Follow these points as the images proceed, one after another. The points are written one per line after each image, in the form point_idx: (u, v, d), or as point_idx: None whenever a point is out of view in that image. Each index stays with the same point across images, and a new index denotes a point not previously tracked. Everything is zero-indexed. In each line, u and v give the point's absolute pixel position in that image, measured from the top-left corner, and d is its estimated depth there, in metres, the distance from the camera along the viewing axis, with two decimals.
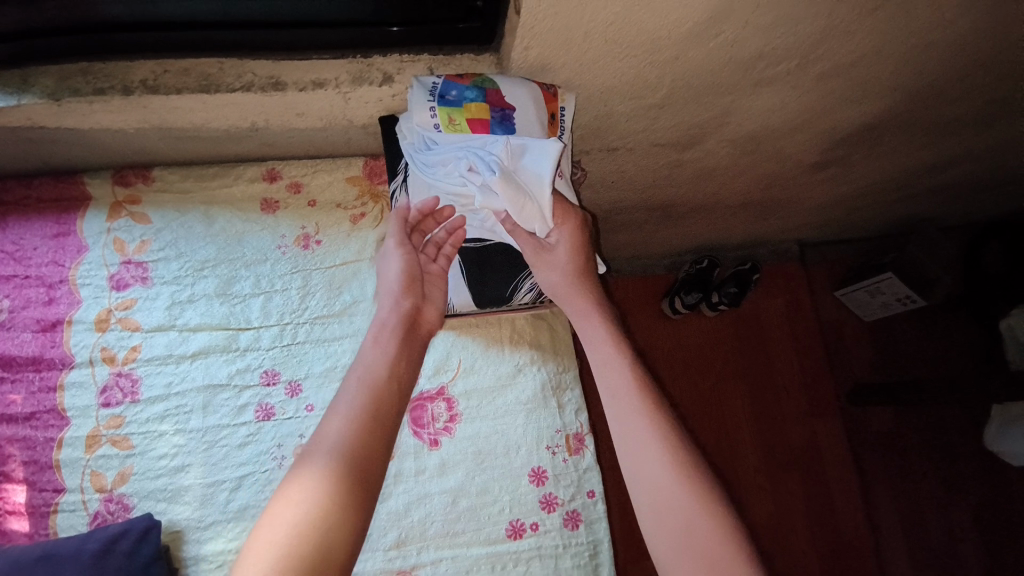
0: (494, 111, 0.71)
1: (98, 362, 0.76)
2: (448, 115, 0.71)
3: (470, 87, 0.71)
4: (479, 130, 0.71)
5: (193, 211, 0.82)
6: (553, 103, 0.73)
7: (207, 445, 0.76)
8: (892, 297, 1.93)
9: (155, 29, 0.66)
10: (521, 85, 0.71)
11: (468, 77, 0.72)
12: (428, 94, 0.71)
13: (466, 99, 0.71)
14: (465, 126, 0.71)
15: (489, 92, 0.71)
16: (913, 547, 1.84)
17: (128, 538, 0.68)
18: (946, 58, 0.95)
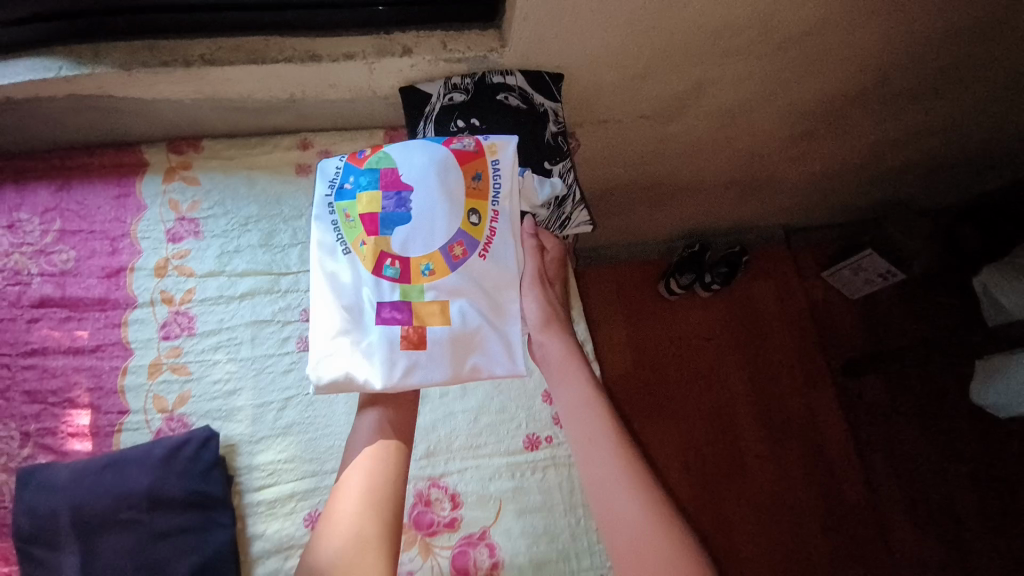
0: (389, 198, 0.82)
1: (159, 302, 0.87)
2: (346, 209, 0.82)
3: (368, 170, 0.83)
4: (371, 225, 0.81)
5: (239, 175, 0.95)
6: (473, 160, 0.84)
7: (257, 372, 0.86)
8: (874, 274, 2.05)
9: (215, 10, 0.79)
10: (424, 157, 0.83)
11: (365, 158, 0.83)
12: (329, 183, 0.83)
13: (361, 190, 0.82)
14: (361, 216, 0.81)
15: (385, 171, 0.83)
16: (913, 512, 1.89)
17: (190, 445, 0.77)
18: (887, 29, 1.09)
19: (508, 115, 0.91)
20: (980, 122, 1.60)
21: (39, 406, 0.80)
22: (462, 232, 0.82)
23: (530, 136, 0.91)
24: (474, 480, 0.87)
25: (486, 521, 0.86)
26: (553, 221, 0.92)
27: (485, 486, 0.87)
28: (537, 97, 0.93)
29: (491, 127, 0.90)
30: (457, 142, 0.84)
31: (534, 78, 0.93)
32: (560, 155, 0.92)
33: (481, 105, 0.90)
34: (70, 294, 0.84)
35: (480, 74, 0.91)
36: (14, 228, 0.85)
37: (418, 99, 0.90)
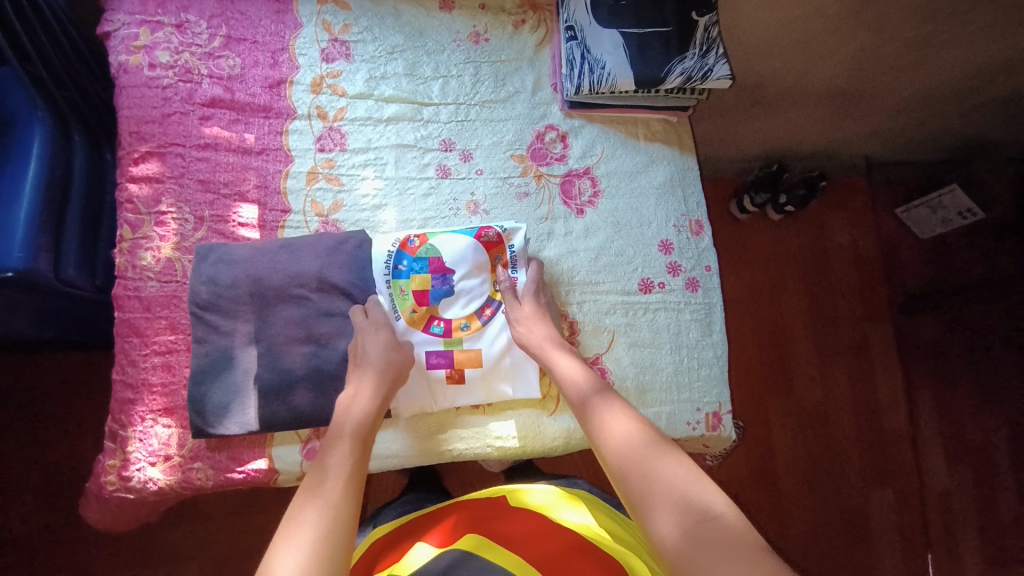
0: (435, 278, 0.87)
1: (314, 117, 0.93)
2: (400, 286, 0.86)
3: (416, 257, 0.87)
4: (422, 299, 0.86)
5: (387, 5, 0.98)
6: (496, 246, 0.90)
7: (399, 192, 0.92)
8: (953, 212, 2.01)
9: None
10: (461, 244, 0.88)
11: (415, 247, 0.87)
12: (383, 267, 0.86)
13: (413, 271, 0.86)
14: (414, 294, 0.86)
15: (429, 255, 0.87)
16: (949, 447, 1.94)
17: (352, 242, 0.86)
18: None
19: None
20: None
21: (212, 196, 0.87)
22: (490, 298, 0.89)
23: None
24: (592, 312, 0.93)
25: (599, 349, 0.92)
26: (695, 70, 0.91)
27: (601, 319, 0.93)
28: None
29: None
30: (485, 234, 0.89)
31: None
32: (709, 6, 0.93)
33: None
34: (237, 97, 0.90)
35: None
36: (184, 28, 0.91)
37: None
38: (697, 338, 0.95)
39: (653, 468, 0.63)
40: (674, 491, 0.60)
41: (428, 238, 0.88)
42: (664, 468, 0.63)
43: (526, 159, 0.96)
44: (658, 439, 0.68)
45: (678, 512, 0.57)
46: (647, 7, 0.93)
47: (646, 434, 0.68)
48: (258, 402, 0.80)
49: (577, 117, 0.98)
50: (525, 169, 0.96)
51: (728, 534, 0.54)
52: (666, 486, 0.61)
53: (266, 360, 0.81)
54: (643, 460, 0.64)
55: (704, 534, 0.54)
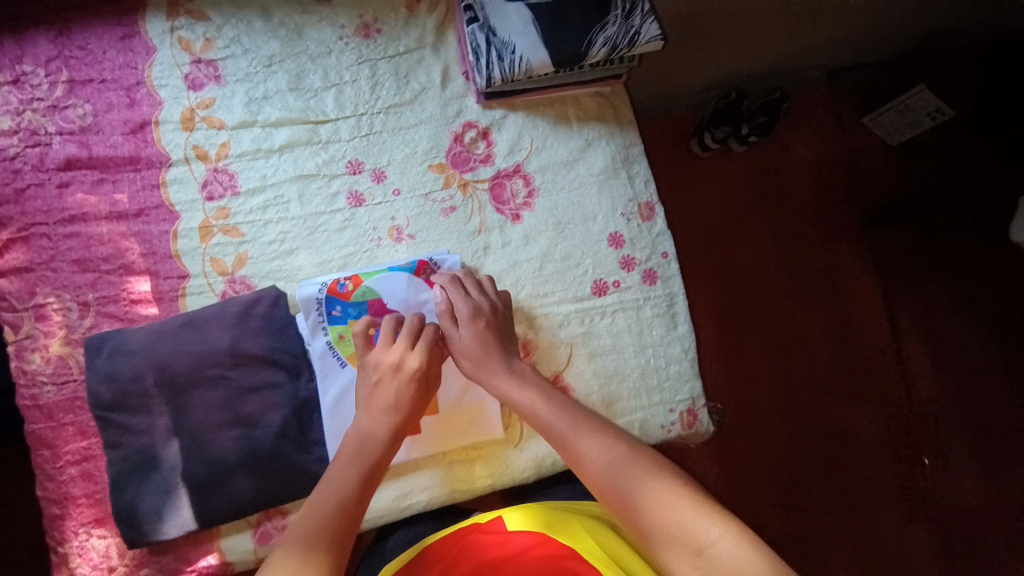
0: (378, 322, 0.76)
1: (194, 159, 0.79)
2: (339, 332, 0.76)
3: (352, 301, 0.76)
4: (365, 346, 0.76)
5: (250, 6, 0.82)
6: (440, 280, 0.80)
7: (309, 232, 0.81)
8: (921, 113, 1.77)
9: None
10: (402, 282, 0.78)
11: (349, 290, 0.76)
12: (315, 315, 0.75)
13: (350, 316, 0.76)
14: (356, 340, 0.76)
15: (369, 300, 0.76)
16: (941, 370, 1.56)
17: (263, 304, 0.75)
18: None
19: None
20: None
21: (93, 275, 0.76)
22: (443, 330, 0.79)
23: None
24: (545, 327, 0.85)
25: (558, 366, 0.85)
26: (621, 36, 0.78)
27: (556, 333, 0.86)
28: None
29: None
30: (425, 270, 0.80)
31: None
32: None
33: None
34: (96, 153, 0.77)
35: None
36: (22, 83, 0.76)
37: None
38: (660, 334, 0.88)
39: (633, 492, 0.61)
40: (657, 513, 0.59)
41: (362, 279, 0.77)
42: (639, 490, 0.61)
43: (446, 167, 0.85)
44: (620, 453, 0.64)
45: (667, 535, 0.57)
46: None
47: (608, 454, 0.64)
48: (192, 500, 0.72)
49: (498, 107, 0.86)
50: (446, 180, 0.85)
51: (720, 541, 0.55)
52: (647, 510, 0.59)
53: (190, 453, 0.72)
54: (619, 490, 0.62)
55: (699, 551, 0.55)
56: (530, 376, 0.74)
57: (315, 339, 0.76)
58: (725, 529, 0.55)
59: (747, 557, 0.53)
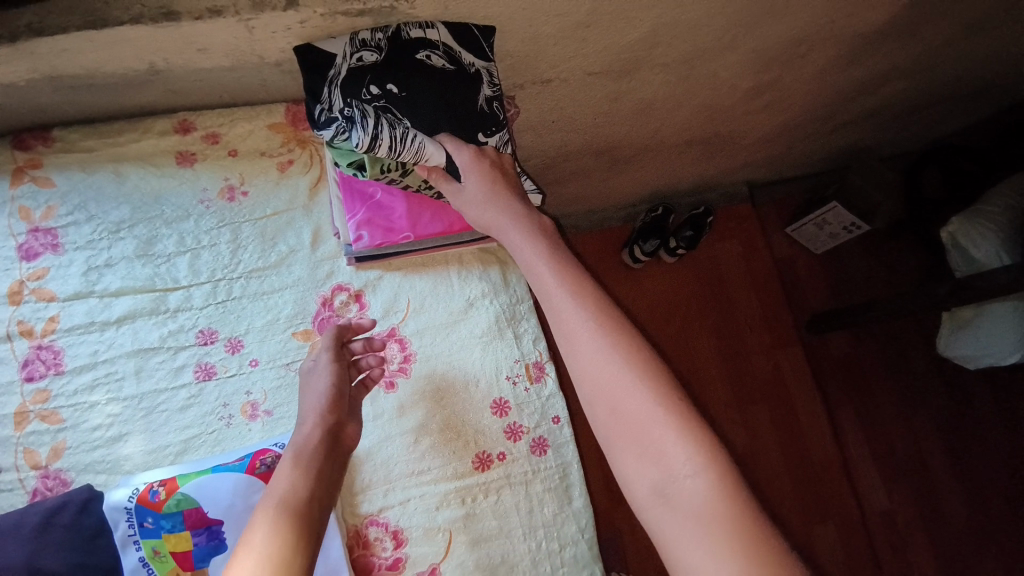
0: (198, 534, 0.64)
1: (16, 336, 0.71)
2: (151, 546, 0.64)
3: (166, 512, 0.64)
4: (184, 563, 0.64)
5: (103, 170, 0.77)
6: None
7: (146, 412, 0.72)
8: (838, 227, 1.86)
9: None
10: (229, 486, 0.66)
11: (162, 501, 0.64)
12: (122, 528, 0.64)
13: (165, 529, 0.64)
14: (173, 556, 0.64)
15: (188, 509, 0.64)
16: (881, 460, 1.83)
17: (69, 510, 0.63)
18: None
19: (429, 81, 0.73)
20: (966, 55, 1.42)
21: None
22: None
23: (458, 106, 0.74)
24: (419, 513, 0.75)
25: (434, 557, 0.74)
26: None
27: (432, 519, 0.76)
28: (463, 53, 0.76)
29: (412, 97, 0.72)
30: (262, 461, 0.68)
31: (459, 32, 0.76)
32: (497, 124, 0.78)
33: (396, 68, 0.72)
34: None
35: (392, 29, 0.73)
36: None
37: (319, 61, 0.72)
38: (552, 513, 0.79)
39: (618, 401, 0.57)
40: (644, 437, 0.55)
41: (179, 484, 0.65)
42: (630, 404, 0.56)
43: (312, 334, 0.78)
44: (625, 343, 0.58)
45: (649, 455, 0.55)
46: (423, 136, 0.72)
47: (615, 348, 0.58)
48: None
49: (372, 268, 0.82)
50: (312, 348, 0.78)
51: (700, 495, 0.52)
52: (632, 431, 0.56)
53: None
54: (608, 398, 0.57)
55: (674, 493, 0.53)
56: (544, 238, 0.70)
57: (126, 554, 0.64)
58: (712, 483, 0.52)
59: (719, 527, 0.50)
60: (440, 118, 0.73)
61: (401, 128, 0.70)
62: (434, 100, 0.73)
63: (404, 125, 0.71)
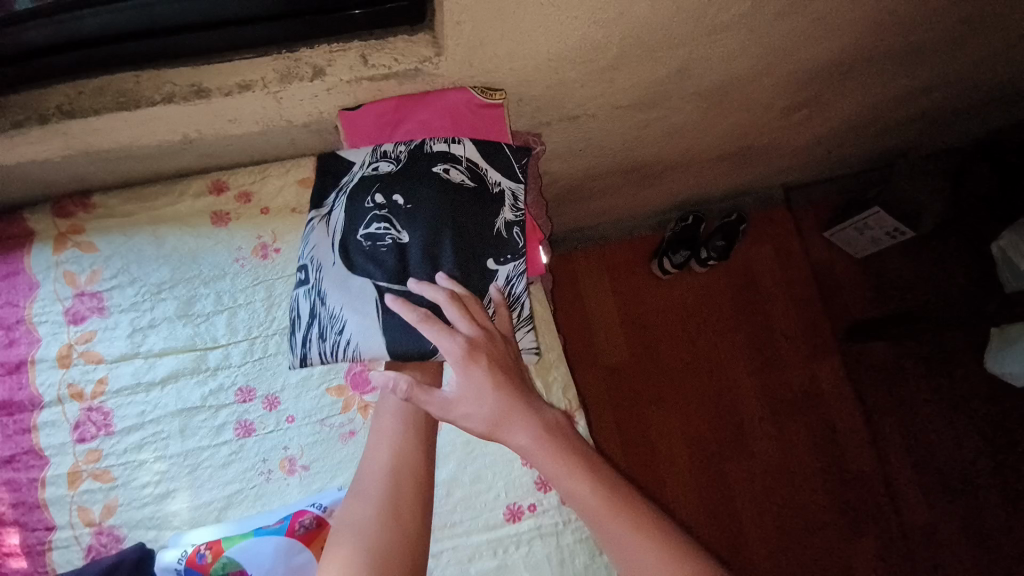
0: None
1: (67, 398, 0.75)
2: None
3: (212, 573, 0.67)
4: None
5: (140, 233, 0.80)
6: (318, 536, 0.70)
7: (192, 468, 0.75)
8: (880, 233, 1.79)
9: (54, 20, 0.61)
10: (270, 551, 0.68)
11: (207, 563, 0.67)
12: None
13: None
14: None
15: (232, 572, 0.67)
16: (923, 476, 1.77)
17: (123, 570, 0.68)
18: None
19: (441, 193, 0.73)
20: (1022, 57, 1.33)
21: None
22: None
23: (467, 221, 0.73)
24: (453, 564, 0.77)
25: None
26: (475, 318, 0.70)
27: (465, 570, 0.77)
28: (489, 171, 0.76)
29: (417, 207, 0.72)
30: (300, 522, 0.69)
31: (489, 151, 0.77)
32: (514, 252, 0.73)
33: (414, 181, 0.73)
34: None
35: (418, 143, 0.76)
36: None
37: (335, 167, 0.76)
38: (584, 565, 0.79)
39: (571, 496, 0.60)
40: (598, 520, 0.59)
41: (225, 547, 0.67)
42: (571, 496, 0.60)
43: (345, 389, 0.80)
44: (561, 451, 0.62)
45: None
46: (416, 251, 0.70)
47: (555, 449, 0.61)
48: None
49: None
50: (346, 403, 0.80)
51: None
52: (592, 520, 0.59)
53: None
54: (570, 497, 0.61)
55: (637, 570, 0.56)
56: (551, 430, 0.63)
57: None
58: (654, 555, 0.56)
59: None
60: (441, 234, 0.71)
61: (393, 244, 0.70)
62: (438, 217, 0.71)
63: (398, 240, 0.71)
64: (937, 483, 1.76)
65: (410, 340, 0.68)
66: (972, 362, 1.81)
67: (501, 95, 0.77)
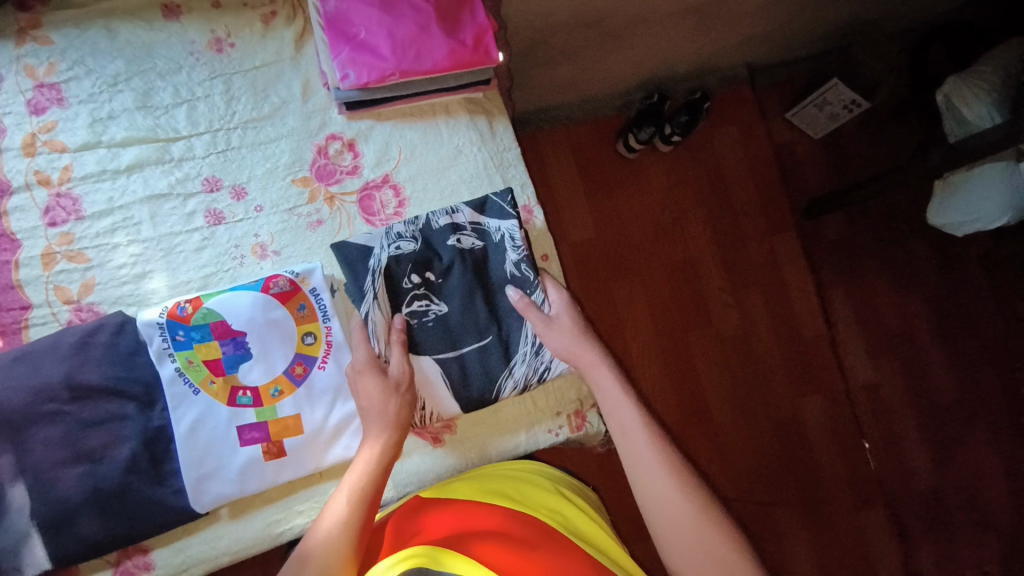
0: (225, 345, 0.72)
1: (34, 185, 0.76)
2: (185, 356, 0.71)
3: (195, 325, 0.71)
4: (216, 368, 0.72)
5: (94, 26, 0.79)
6: (293, 296, 0.74)
7: (166, 252, 0.78)
8: (839, 106, 1.83)
9: None
10: (248, 305, 0.72)
11: (189, 314, 0.71)
12: (158, 341, 0.71)
13: (195, 340, 0.71)
14: (205, 363, 0.71)
15: (214, 324, 0.72)
16: (869, 334, 1.91)
17: (105, 331, 0.72)
18: None
19: (467, 269, 0.78)
20: None
21: None
22: (299, 354, 0.74)
23: (492, 282, 0.79)
24: None
25: None
26: (531, 373, 0.79)
27: None
28: (490, 222, 0.80)
29: (446, 283, 0.77)
30: (273, 283, 0.73)
31: (482, 203, 0.80)
32: (533, 285, 0.80)
33: (432, 258, 0.77)
34: None
35: (423, 219, 0.78)
36: None
37: (355, 256, 0.75)
38: None
39: (652, 491, 0.70)
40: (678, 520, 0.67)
41: (204, 301, 0.72)
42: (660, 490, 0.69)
43: (310, 181, 0.82)
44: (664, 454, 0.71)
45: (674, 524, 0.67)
46: (459, 319, 0.77)
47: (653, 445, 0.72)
48: (46, 538, 0.68)
49: (362, 118, 0.85)
50: (311, 194, 0.82)
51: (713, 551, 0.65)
52: (678, 529, 0.67)
53: (35, 493, 0.68)
54: (643, 480, 0.71)
55: (688, 545, 0.66)
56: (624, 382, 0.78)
57: (162, 365, 0.71)
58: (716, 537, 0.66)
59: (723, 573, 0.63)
60: (473, 298, 0.77)
61: (436, 318, 0.76)
62: (466, 284, 0.77)
63: (439, 312, 0.77)
64: (882, 340, 1.91)
65: (475, 391, 0.77)
66: (916, 228, 1.94)
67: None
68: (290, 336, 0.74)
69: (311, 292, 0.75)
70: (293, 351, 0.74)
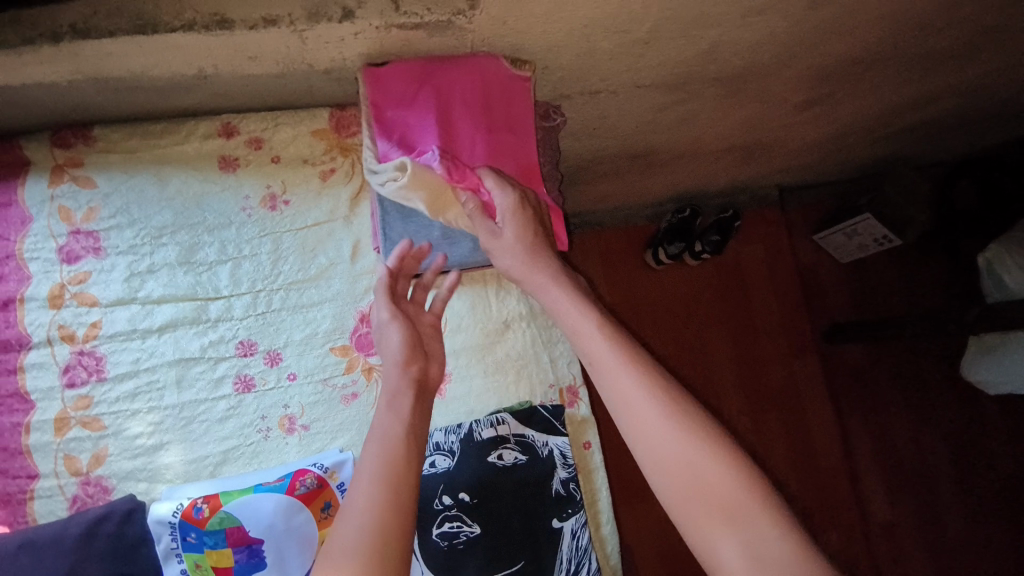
0: (239, 552, 0.64)
1: (57, 340, 0.71)
2: (194, 559, 0.64)
3: (209, 528, 0.64)
4: None
5: (142, 173, 0.76)
6: (319, 495, 0.68)
7: (185, 423, 0.72)
8: (869, 239, 1.77)
9: None
10: (269, 508, 0.66)
11: (205, 517, 0.64)
12: (167, 541, 0.64)
13: (207, 544, 0.64)
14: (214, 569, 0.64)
15: (230, 528, 0.64)
16: (888, 474, 1.81)
17: (112, 520, 0.65)
18: None
19: (507, 489, 0.76)
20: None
21: None
22: (318, 562, 0.67)
23: (532, 503, 0.76)
24: None
25: None
26: None
27: None
28: (535, 434, 0.79)
29: (484, 503, 0.75)
30: (301, 482, 0.68)
31: (529, 414, 0.80)
32: (575, 504, 0.78)
33: (469, 475, 0.75)
34: None
35: (466, 430, 0.77)
36: None
37: None
38: None
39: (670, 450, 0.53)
40: (713, 505, 0.50)
41: (223, 502, 0.65)
42: (688, 460, 0.52)
43: (349, 350, 0.78)
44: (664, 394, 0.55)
45: (698, 499, 0.51)
46: (496, 544, 0.74)
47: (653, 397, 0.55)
48: None
49: None
50: (349, 364, 0.77)
51: (756, 537, 0.48)
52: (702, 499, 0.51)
53: None
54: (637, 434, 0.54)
55: (728, 536, 0.49)
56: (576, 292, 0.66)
57: (168, 566, 0.64)
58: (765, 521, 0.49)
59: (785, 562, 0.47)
60: (508, 522, 0.75)
61: (467, 541, 0.73)
62: (502, 508, 0.75)
63: (471, 535, 0.74)
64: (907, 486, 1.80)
65: None
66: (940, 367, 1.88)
67: (530, 67, 0.79)
68: (312, 540, 0.67)
69: (339, 488, 0.69)
70: (312, 560, 0.67)
